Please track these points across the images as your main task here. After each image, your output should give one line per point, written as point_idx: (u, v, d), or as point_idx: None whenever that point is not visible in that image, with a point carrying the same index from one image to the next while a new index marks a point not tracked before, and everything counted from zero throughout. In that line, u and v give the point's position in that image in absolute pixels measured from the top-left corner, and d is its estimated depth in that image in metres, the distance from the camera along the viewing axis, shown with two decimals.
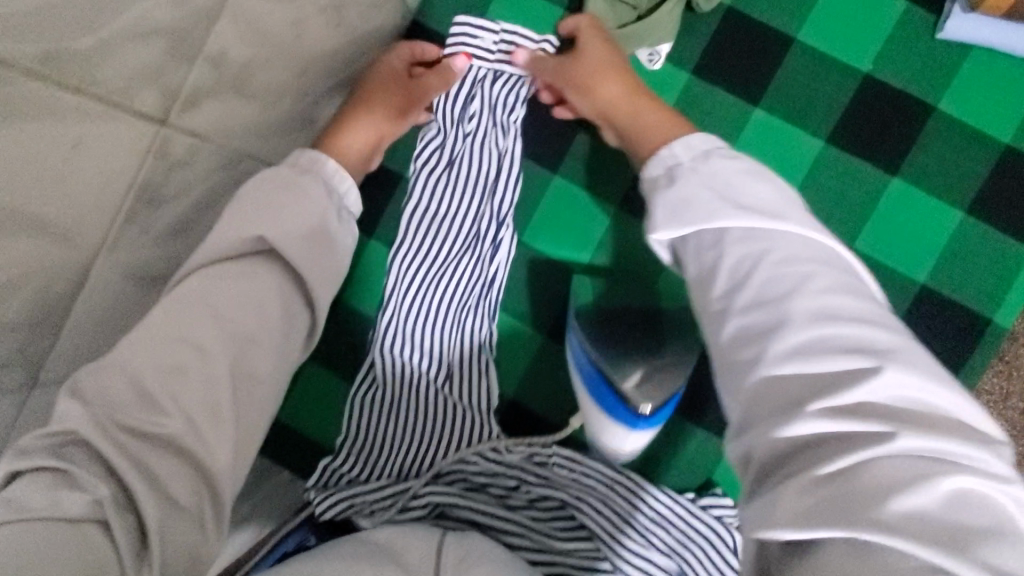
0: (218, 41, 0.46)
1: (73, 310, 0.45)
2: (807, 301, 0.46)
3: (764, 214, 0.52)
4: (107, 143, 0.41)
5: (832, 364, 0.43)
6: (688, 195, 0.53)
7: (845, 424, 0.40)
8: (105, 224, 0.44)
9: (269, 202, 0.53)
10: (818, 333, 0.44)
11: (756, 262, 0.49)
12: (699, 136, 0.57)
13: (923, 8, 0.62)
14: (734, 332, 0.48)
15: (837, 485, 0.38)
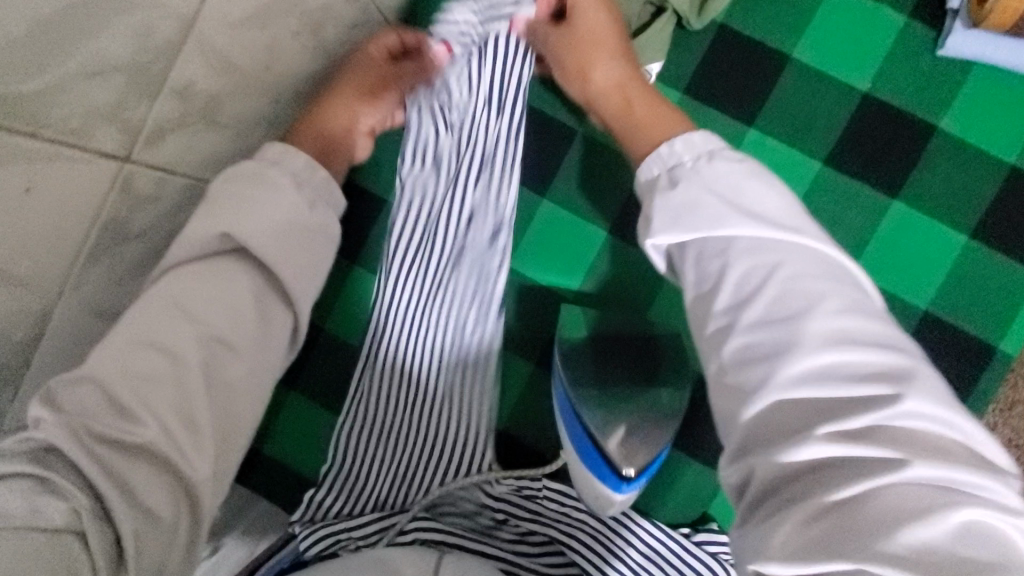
0: (183, 73, 0.44)
1: (34, 356, 0.43)
2: (819, 324, 0.44)
3: (776, 224, 0.49)
4: (66, 185, 0.39)
5: (837, 389, 0.42)
6: (694, 199, 0.51)
7: (849, 448, 0.40)
8: (66, 266, 0.42)
9: (238, 200, 0.49)
10: (828, 359, 0.43)
11: (764, 276, 0.47)
12: (704, 133, 0.54)
13: (922, 24, 0.60)
14: (738, 346, 0.45)
15: (840, 514, 0.39)
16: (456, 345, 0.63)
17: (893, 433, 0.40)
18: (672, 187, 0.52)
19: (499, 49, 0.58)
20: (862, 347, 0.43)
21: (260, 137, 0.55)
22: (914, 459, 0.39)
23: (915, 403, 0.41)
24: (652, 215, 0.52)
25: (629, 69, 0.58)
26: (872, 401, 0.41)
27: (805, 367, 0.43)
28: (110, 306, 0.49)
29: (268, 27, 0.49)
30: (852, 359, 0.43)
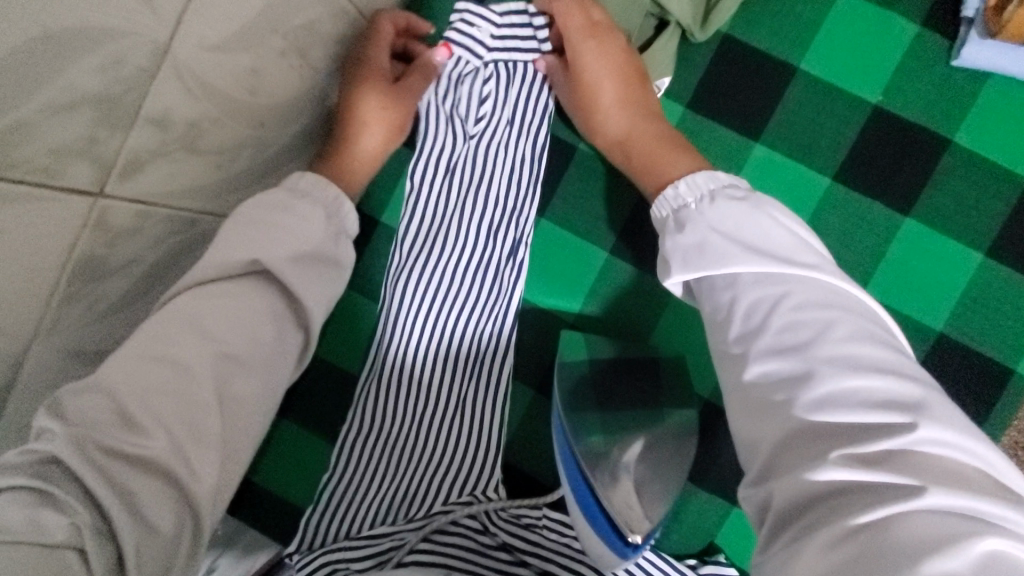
0: (161, 102, 0.41)
1: (8, 399, 0.42)
2: (828, 352, 0.42)
3: (784, 257, 0.47)
4: (36, 226, 0.37)
5: (852, 415, 0.40)
6: (701, 239, 0.49)
7: (867, 471, 0.38)
8: (40, 305, 0.40)
9: (262, 223, 0.50)
10: (841, 387, 0.41)
11: (772, 307, 0.45)
12: (707, 173, 0.53)
13: (936, 32, 0.57)
14: (754, 377, 0.44)
15: (862, 540, 0.36)
16: (469, 366, 0.62)
17: (911, 460, 0.38)
18: (683, 228, 0.51)
19: (515, 69, 0.61)
20: (875, 373, 0.41)
21: (246, 160, 0.53)
22: (931, 486, 0.36)
23: (933, 430, 0.38)
24: (666, 257, 0.51)
25: (638, 105, 0.57)
26: (888, 428, 0.39)
27: (818, 396, 0.41)
28: (91, 343, 0.47)
29: (250, 49, 0.46)
30: (869, 387, 0.40)
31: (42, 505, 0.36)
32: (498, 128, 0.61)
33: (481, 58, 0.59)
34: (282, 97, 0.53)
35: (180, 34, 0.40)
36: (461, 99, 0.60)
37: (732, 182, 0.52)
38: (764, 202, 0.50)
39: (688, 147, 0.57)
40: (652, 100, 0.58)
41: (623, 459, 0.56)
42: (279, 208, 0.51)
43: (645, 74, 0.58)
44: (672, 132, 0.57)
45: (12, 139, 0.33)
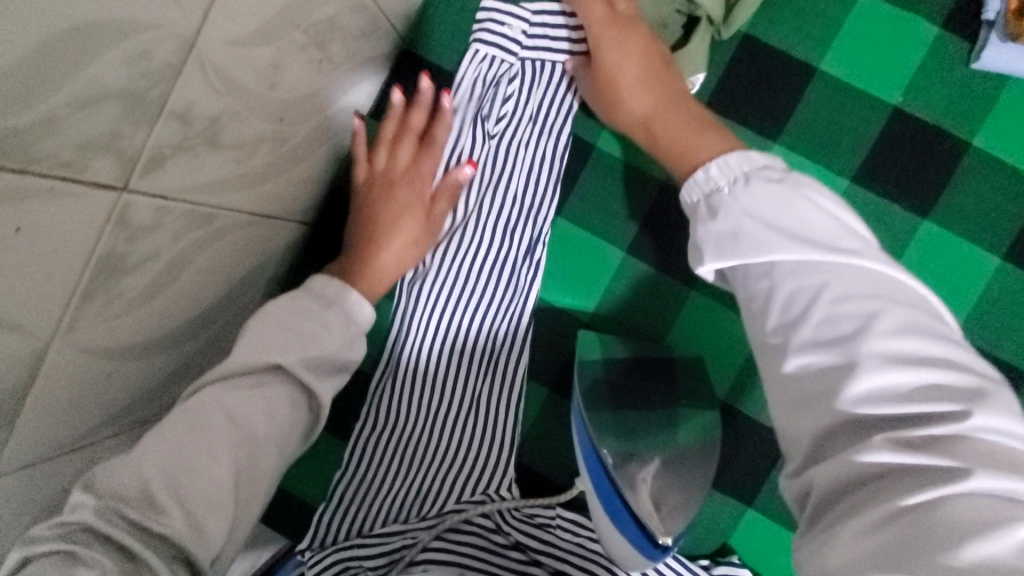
0: (184, 96, 0.41)
1: (28, 398, 0.41)
2: (878, 342, 0.39)
3: (824, 243, 0.44)
4: (59, 222, 0.37)
5: (895, 405, 0.38)
6: (736, 225, 0.46)
7: (912, 454, 0.36)
8: (63, 300, 0.40)
9: (286, 329, 0.52)
10: (883, 382, 0.38)
11: (813, 297, 0.42)
12: (740, 154, 0.49)
13: (957, 33, 0.57)
14: (793, 370, 0.41)
15: (906, 521, 0.35)
16: (483, 365, 0.62)
17: (963, 448, 0.36)
18: (716, 213, 0.48)
19: (540, 70, 0.60)
20: (921, 364, 0.39)
21: (265, 157, 0.53)
22: (976, 468, 0.35)
23: (985, 419, 0.36)
24: (698, 245, 0.48)
25: (664, 89, 0.55)
26: (939, 418, 0.37)
27: (862, 390, 0.39)
28: (110, 339, 0.47)
29: (271, 43, 0.46)
30: (914, 378, 0.38)
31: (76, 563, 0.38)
32: (519, 127, 0.60)
33: (513, 57, 0.59)
34: (301, 93, 0.53)
35: (205, 27, 0.39)
36: (485, 98, 0.60)
37: (768, 163, 0.48)
38: (802, 184, 0.47)
39: (718, 129, 0.54)
40: (678, 85, 0.56)
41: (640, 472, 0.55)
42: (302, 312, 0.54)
43: (670, 59, 0.56)
44: (703, 116, 0.54)
45: (37, 135, 0.32)
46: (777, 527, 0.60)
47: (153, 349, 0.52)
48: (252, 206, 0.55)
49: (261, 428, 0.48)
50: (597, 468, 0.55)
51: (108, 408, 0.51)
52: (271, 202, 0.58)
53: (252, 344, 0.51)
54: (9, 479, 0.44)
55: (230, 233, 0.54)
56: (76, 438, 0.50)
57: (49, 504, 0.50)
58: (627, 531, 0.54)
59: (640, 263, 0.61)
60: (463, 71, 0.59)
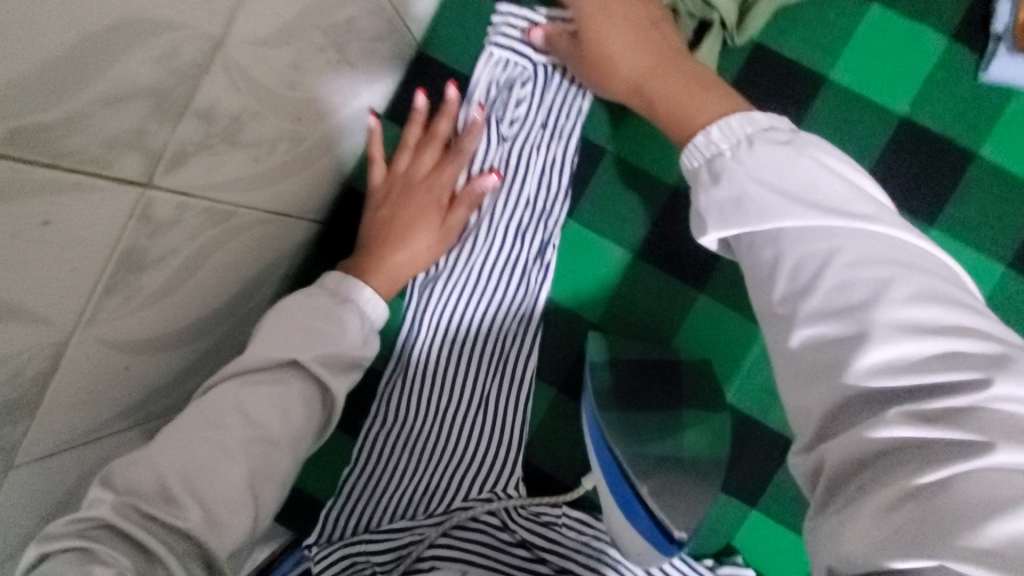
0: (208, 96, 0.42)
1: (49, 389, 0.42)
2: (894, 310, 0.36)
3: (833, 207, 0.41)
4: (87, 217, 0.37)
5: (910, 375, 0.35)
6: (741, 192, 0.43)
7: (927, 428, 0.33)
8: (86, 293, 0.41)
9: (301, 326, 0.53)
10: (895, 351, 0.35)
11: (822, 263, 0.39)
12: (745, 116, 0.47)
13: (965, 45, 0.58)
14: (802, 342, 0.38)
15: (921, 500, 0.32)
16: (492, 365, 0.63)
17: (983, 420, 0.33)
18: (719, 180, 0.45)
19: (553, 74, 0.61)
20: (938, 330, 0.35)
21: (282, 156, 0.54)
22: (998, 441, 0.32)
23: (1009, 387, 0.33)
24: (700, 214, 0.45)
25: (655, 45, 0.53)
26: (956, 388, 0.34)
27: (873, 359, 0.36)
28: (129, 333, 0.47)
29: (292, 44, 0.47)
30: (931, 345, 0.35)
31: (90, 561, 0.37)
32: (532, 130, 0.61)
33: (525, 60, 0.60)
34: (318, 93, 0.54)
35: (231, 27, 0.40)
36: (498, 103, 0.62)
37: (774, 126, 0.45)
38: (809, 145, 0.44)
39: (723, 86, 0.51)
40: (674, 45, 0.53)
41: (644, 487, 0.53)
42: (316, 309, 0.54)
43: (660, 19, 0.54)
44: (705, 73, 0.51)
45: (66, 130, 0.33)
46: (780, 528, 0.61)
47: (168, 344, 0.53)
48: (268, 204, 0.56)
49: (277, 423, 0.49)
50: (605, 457, 0.54)
51: (123, 401, 0.52)
52: (286, 200, 0.58)
53: (265, 342, 0.52)
54: (27, 470, 0.45)
55: (246, 231, 0.55)
56: (91, 431, 0.50)
57: (64, 495, 0.51)
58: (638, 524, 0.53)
59: (649, 266, 0.61)
60: (478, 74, 0.60)
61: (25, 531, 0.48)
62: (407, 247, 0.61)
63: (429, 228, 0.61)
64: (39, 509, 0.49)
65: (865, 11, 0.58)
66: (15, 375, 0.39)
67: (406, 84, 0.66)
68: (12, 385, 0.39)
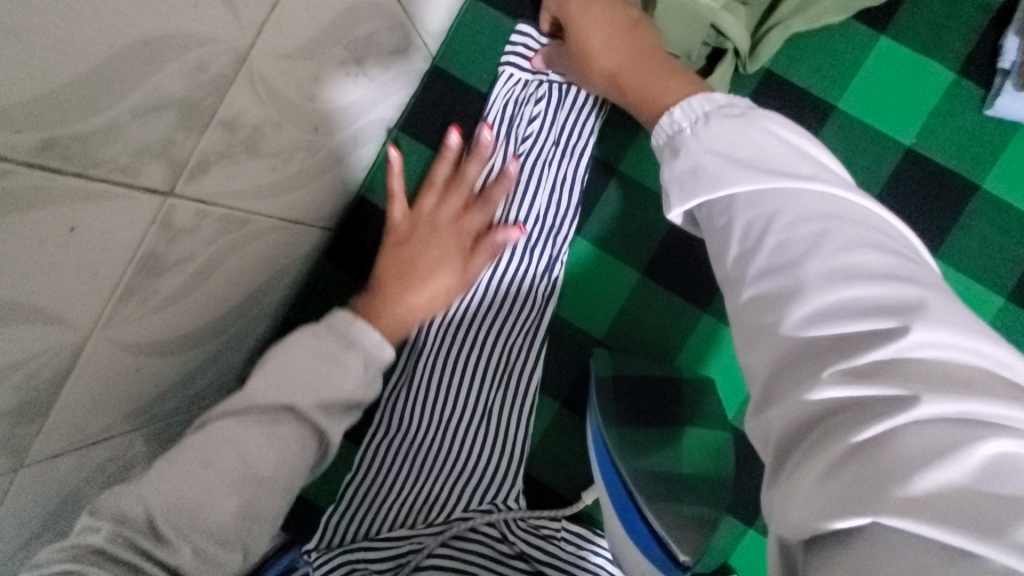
0: (232, 107, 0.42)
1: (62, 391, 0.43)
2: (824, 264, 0.34)
3: (778, 169, 0.38)
4: (112, 224, 0.38)
5: (838, 329, 0.33)
6: (695, 161, 0.41)
7: (863, 385, 0.30)
8: (104, 297, 0.41)
9: (302, 369, 0.53)
10: (824, 306, 0.33)
11: (765, 226, 0.37)
12: (705, 94, 0.44)
13: (972, 80, 0.59)
14: (748, 303, 0.36)
15: (860, 459, 0.29)
16: (496, 378, 0.64)
17: (913, 370, 0.30)
18: (674, 151, 0.43)
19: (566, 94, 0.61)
20: (872, 280, 0.33)
21: (299, 165, 0.55)
22: (925, 393, 0.29)
23: (930, 333, 0.31)
24: (664, 191, 0.43)
25: (632, 44, 0.52)
26: (878, 336, 0.32)
27: (805, 316, 0.33)
28: (142, 336, 0.48)
29: (314, 58, 0.48)
30: (859, 296, 0.33)
31: None
32: (544, 147, 0.62)
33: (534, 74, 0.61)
34: (337, 104, 0.55)
35: (258, 42, 0.41)
36: (511, 120, 0.63)
37: (730, 100, 0.43)
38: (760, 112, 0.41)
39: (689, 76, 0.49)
40: (653, 42, 0.52)
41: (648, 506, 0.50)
42: (324, 348, 0.55)
43: (640, 18, 0.53)
44: (676, 65, 0.50)
45: (98, 140, 0.34)
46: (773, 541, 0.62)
47: (179, 347, 0.54)
48: (282, 212, 0.57)
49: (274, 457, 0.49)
50: (608, 470, 0.52)
51: (132, 403, 0.52)
52: (301, 208, 0.59)
53: (270, 375, 0.52)
54: (37, 469, 0.45)
55: (260, 238, 0.56)
56: (100, 431, 0.51)
57: (69, 495, 0.51)
58: (645, 547, 0.49)
59: (655, 284, 0.62)
60: (494, 94, 0.61)
61: (31, 529, 0.48)
62: (424, 290, 0.61)
63: (450, 274, 0.62)
64: (45, 507, 0.49)
65: (875, 43, 0.60)
66: (32, 377, 0.39)
67: (421, 94, 0.64)
68: (28, 386, 0.39)
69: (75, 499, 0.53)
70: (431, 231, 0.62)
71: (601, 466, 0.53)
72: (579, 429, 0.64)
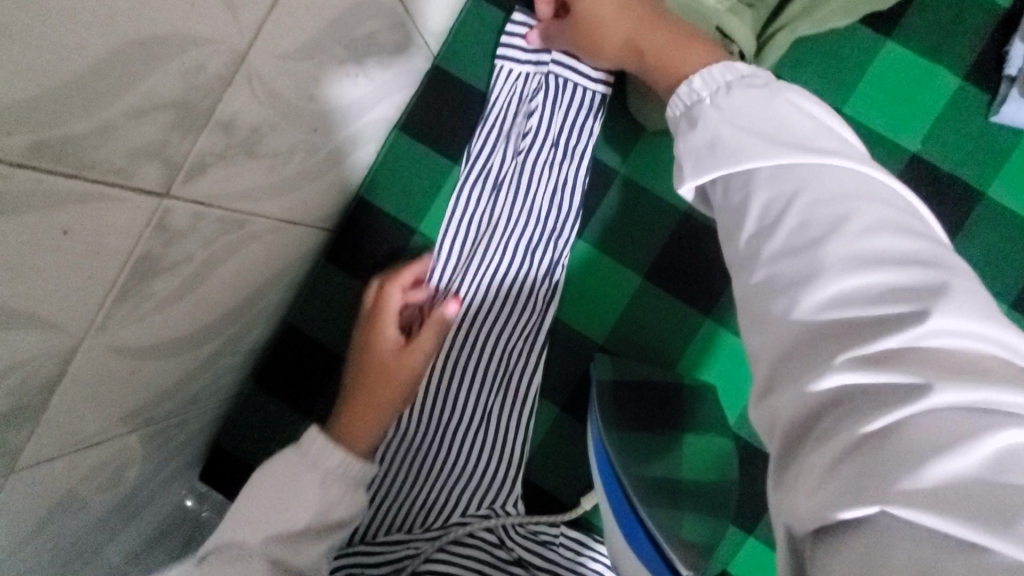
0: (230, 108, 0.42)
1: (55, 394, 0.42)
2: (846, 247, 0.33)
3: (802, 145, 0.38)
4: (106, 228, 0.37)
5: (859, 311, 0.32)
6: (715, 133, 0.40)
7: (873, 372, 0.30)
8: (99, 300, 0.41)
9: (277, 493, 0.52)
10: (845, 285, 0.32)
11: (785, 205, 0.36)
12: (727, 66, 0.43)
13: (978, 86, 0.58)
14: (757, 284, 0.35)
15: (868, 451, 0.29)
16: (496, 382, 0.63)
17: (925, 358, 0.29)
18: (694, 124, 0.42)
19: (566, 93, 0.61)
20: (893, 264, 0.32)
21: (298, 166, 0.54)
22: (937, 381, 0.29)
23: (948, 321, 0.30)
24: (679, 163, 0.42)
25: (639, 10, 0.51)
26: (895, 321, 0.31)
27: (823, 296, 0.32)
28: (137, 340, 0.47)
29: (313, 57, 0.47)
30: (880, 279, 0.32)
31: None
32: (544, 148, 0.62)
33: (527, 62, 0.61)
34: (337, 103, 0.54)
35: (258, 42, 0.40)
36: (509, 117, 0.62)
37: (754, 72, 0.42)
38: (787, 88, 0.41)
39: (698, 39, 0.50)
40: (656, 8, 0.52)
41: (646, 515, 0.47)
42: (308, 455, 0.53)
43: None
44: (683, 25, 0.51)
45: (91, 143, 0.33)
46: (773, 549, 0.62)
47: (175, 350, 0.53)
48: (281, 214, 0.56)
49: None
50: (608, 474, 0.50)
51: (127, 407, 0.52)
52: (300, 209, 0.58)
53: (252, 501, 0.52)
54: (30, 474, 0.45)
55: (258, 239, 0.55)
56: (93, 435, 0.50)
57: (61, 500, 0.50)
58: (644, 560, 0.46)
59: (658, 289, 0.61)
60: (497, 90, 0.62)
61: (25, 534, 0.48)
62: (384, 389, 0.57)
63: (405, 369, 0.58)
64: (38, 512, 0.48)
65: (880, 48, 0.59)
66: (24, 381, 0.39)
67: (422, 93, 0.64)
68: (20, 391, 0.39)
69: (69, 504, 0.52)
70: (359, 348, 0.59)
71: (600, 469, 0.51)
72: (578, 433, 0.64)
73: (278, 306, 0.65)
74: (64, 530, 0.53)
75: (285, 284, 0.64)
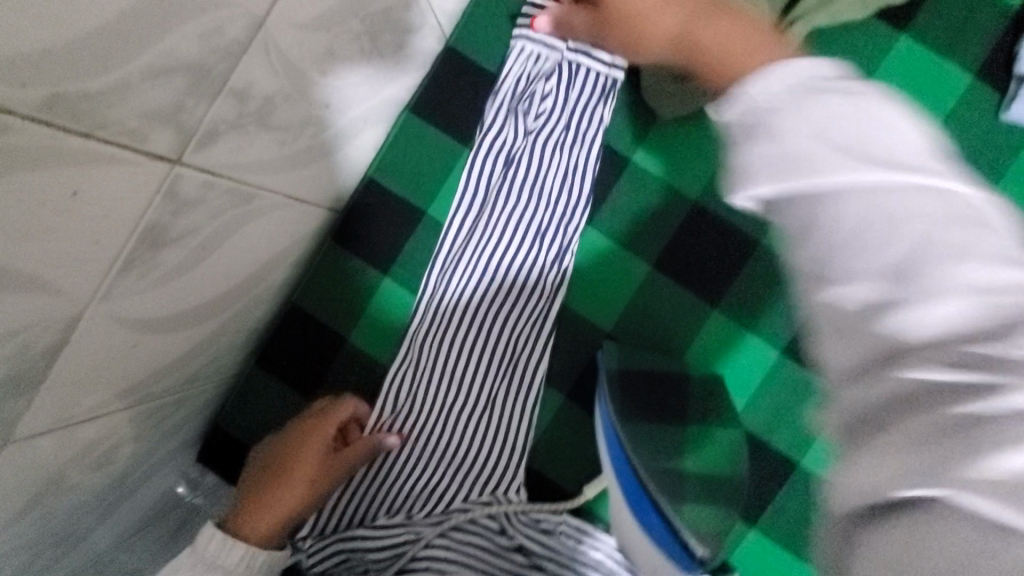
0: (246, 75, 0.41)
1: (55, 364, 0.41)
2: (945, 268, 0.23)
3: (895, 150, 0.26)
4: (115, 193, 0.36)
5: (960, 336, 0.22)
6: (777, 136, 0.27)
7: (962, 361, 0.22)
8: (104, 268, 0.40)
9: None
10: (946, 311, 0.23)
11: (874, 223, 0.24)
12: (817, 58, 0.29)
13: (987, 86, 0.59)
14: (824, 306, 0.25)
15: (954, 439, 0.20)
16: (503, 366, 0.63)
17: None
18: (740, 98, 0.29)
19: (580, 76, 0.59)
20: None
21: (308, 143, 0.53)
22: None
23: None
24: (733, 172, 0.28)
25: None
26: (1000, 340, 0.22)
27: (911, 326, 0.23)
28: (137, 312, 0.46)
29: (329, 29, 0.46)
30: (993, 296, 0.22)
31: None
32: (555, 129, 0.60)
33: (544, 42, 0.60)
34: (350, 78, 0.53)
35: (277, 8, 0.40)
36: (522, 96, 0.60)
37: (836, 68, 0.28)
38: (871, 84, 0.28)
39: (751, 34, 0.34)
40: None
41: (665, 506, 0.51)
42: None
43: None
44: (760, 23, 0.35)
45: (106, 100, 0.32)
46: (775, 545, 0.61)
47: (176, 326, 0.52)
48: (288, 191, 0.55)
49: None
50: (624, 468, 0.53)
51: (124, 383, 0.50)
52: (306, 187, 0.57)
53: None
54: (24, 446, 0.43)
55: (263, 217, 0.54)
56: (90, 409, 0.49)
57: (52, 477, 0.49)
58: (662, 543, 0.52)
59: (666, 278, 0.61)
60: (512, 68, 0.60)
61: (14, 509, 0.46)
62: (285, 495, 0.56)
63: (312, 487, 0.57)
64: (28, 487, 0.47)
65: (893, 44, 0.59)
66: (23, 349, 0.37)
67: (435, 72, 0.63)
68: (17, 359, 0.37)
69: (61, 481, 0.51)
70: (283, 457, 0.58)
71: (619, 477, 0.53)
72: (580, 422, 0.63)
73: (279, 287, 0.64)
74: (53, 509, 0.51)
75: (288, 265, 0.63)
